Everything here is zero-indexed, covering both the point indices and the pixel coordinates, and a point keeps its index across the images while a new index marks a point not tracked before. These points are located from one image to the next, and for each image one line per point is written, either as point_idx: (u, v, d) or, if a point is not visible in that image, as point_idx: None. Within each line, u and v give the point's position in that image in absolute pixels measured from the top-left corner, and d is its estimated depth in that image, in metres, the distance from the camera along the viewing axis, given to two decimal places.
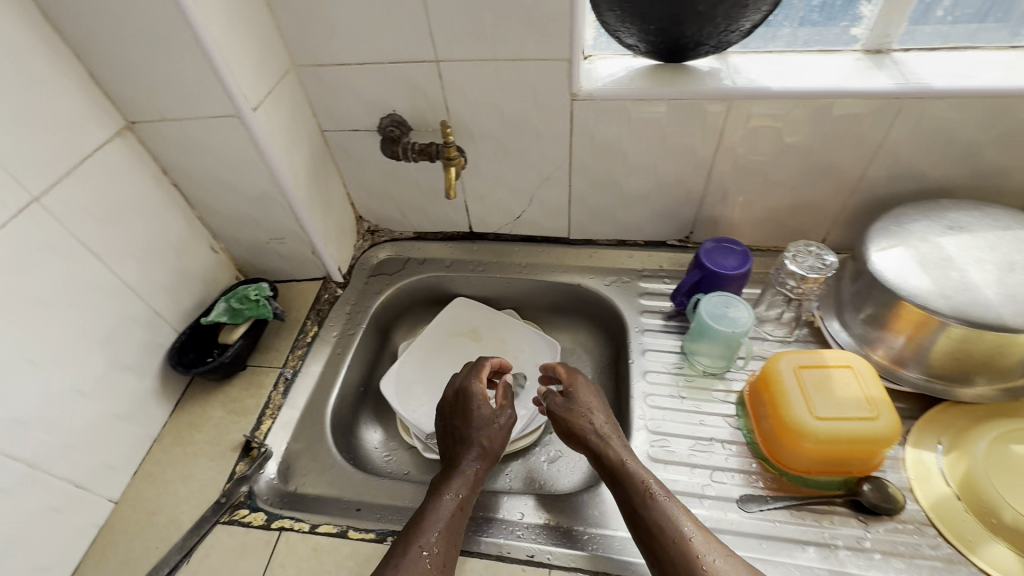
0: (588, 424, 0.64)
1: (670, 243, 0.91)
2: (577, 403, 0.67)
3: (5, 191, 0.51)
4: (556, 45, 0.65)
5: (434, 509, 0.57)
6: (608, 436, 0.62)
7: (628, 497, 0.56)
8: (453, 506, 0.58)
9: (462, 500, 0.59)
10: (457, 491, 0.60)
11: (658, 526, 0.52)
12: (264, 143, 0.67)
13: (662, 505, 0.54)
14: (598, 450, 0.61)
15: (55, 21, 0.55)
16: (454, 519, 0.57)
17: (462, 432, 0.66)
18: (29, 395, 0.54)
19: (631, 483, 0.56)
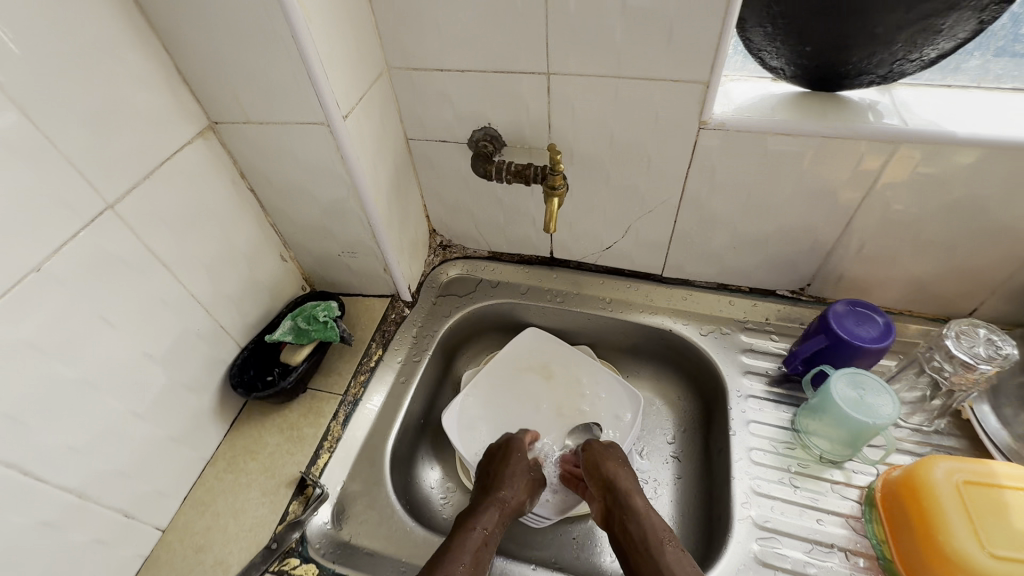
0: (617, 470, 0.66)
1: (781, 293, 0.79)
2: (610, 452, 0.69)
3: (79, 198, 0.46)
4: (694, 66, 0.56)
5: (467, 538, 0.57)
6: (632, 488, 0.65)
7: (641, 542, 0.60)
8: (484, 538, 0.58)
9: (488, 535, 0.59)
10: (489, 525, 0.60)
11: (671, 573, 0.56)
12: (350, 155, 0.60)
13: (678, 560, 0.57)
14: (625, 500, 0.63)
15: (147, 10, 0.50)
16: (480, 552, 0.57)
17: (506, 472, 0.66)
18: (85, 420, 0.49)
19: (648, 531, 0.60)
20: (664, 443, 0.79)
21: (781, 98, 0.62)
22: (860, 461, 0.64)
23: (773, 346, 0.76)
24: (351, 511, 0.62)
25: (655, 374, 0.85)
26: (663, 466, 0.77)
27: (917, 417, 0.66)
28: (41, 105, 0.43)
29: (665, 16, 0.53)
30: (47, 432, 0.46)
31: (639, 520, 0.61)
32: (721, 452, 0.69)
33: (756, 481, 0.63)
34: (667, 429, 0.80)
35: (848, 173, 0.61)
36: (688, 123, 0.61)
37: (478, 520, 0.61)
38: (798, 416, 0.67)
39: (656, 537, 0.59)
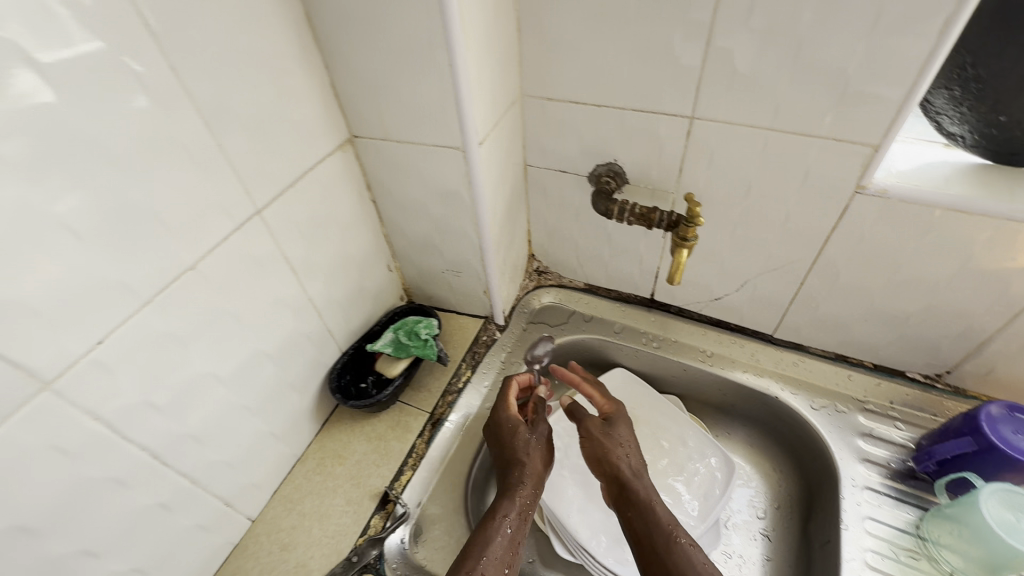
0: (624, 460, 0.60)
1: (910, 375, 0.71)
2: (612, 435, 0.63)
3: (236, 203, 0.49)
4: (865, 126, 0.51)
5: (494, 537, 0.52)
6: (639, 473, 0.59)
7: (648, 538, 0.53)
8: (514, 531, 0.53)
9: (516, 531, 0.53)
10: (515, 515, 0.54)
11: (685, 567, 0.49)
12: (478, 180, 0.60)
13: (689, 555, 0.50)
14: (630, 484, 0.57)
15: (315, 28, 0.52)
16: (509, 553, 0.51)
17: (517, 453, 0.60)
18: (208, 411, 0.51)
19: (654, 521, 0.54)
20: (753, 518, 0.73)
21: (957, 167, 0.55)
22: None
23: (898, 434, 0.68)
24: (428, 535, 0.61)
25: (749, 438, 0.79)
26: (750, 542, 0.71)
27: None
28: (219, 114, 0.45)
29: (842, 71, 0.48)
30: (178, 420, 0.48)
31: (648, 507, 0.55)
32: (826, 544, 0.63)
33: None
34: (758, 501, 0.74)
35: None
36: (842, 185, 0.56)
37: (500, 513, 0.54)
38: (925, 521, 0.60)
39: (666, 527, 0.53)
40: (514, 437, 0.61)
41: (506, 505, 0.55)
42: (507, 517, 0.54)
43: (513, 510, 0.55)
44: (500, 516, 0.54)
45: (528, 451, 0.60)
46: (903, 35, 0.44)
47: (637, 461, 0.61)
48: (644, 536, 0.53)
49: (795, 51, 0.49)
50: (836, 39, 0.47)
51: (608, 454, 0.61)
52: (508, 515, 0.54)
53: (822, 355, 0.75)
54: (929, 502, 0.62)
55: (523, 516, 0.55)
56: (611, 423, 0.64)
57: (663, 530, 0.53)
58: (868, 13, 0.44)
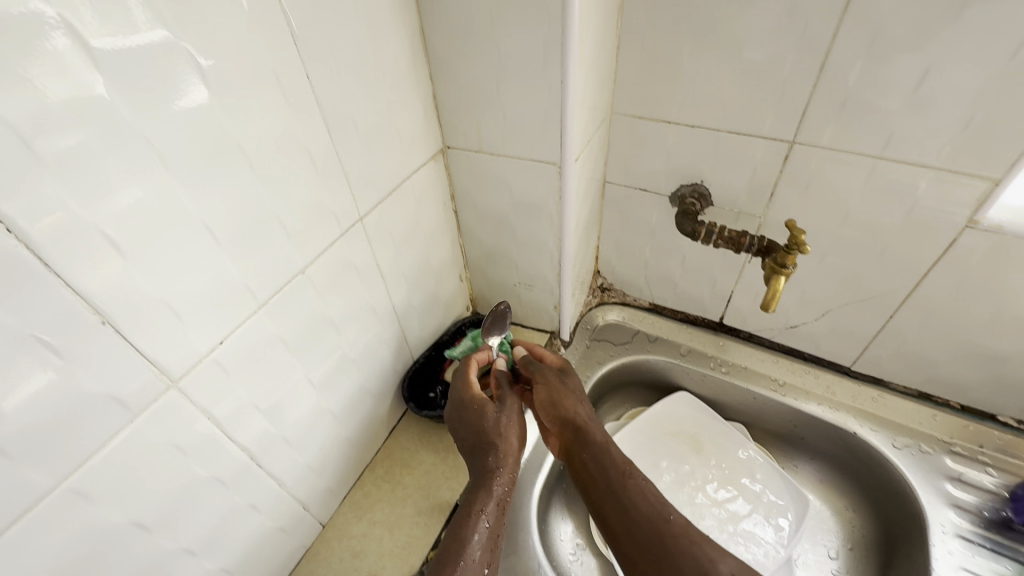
0: (577, 407, 0.58)
1: (1003, 419, 0.67)
2: (565, 388, 0.59)
3: (344, 209, 0.49)
4: (987, 159, 0.49)
5: (471, 536, 0.48)
6: (591, 421, 0.57)
7: (601, 474, 0.53)
8: (492, 526, 0.49)
9: (493, 523, 0.49)
10: (492, 507, 0.50)
11: (653, 515, 0.49)
12: (569, 196, 0.59)
13: (644, 492, 0.51)
14: (586, 435, 0.56)
15: (426, 41, 0.53)
16: (489, 551, 0.48)
17: (487, 436, 0.54)
18: (299, 414, 0.51)
19: (608, 460, 0.53)
20: (825, 558, 0.70)
21: None
22: None
23: (988, 481, 0.65)
24: None
25: (820, 473, 0.76)
26: None
27: None
28: (339, 122, 0.45)
29: (969, 101, 0.47)
30: (274, 421, 0.48)
31: (604, 453, 0.54)
32: None
33: None
34: (831, 540, 0.71)
35: None
36: (952, 218, 0.54)
37: (478, 510, 0.49)
38: None
39: (623, 471, 0.52)
40: (483, 419, 0.55)
41: (483, 502, 0.50)
42: (481, 511, 0.49)
43: (491, 501, 0.50)
44: (477, 513, 0.49)
45: (500, 429, 0.54)
46: None
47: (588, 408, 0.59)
48: (603, 483, 0.52)
49: (918, 79, 0.47)
50: (967, 69, 0.45)
51: (564, 411, 0.57)
52: (487, 511, 0.50)
53: (904, 392, 0.72)
54: (1021, 553, 0.61)
55: (500, 503, 0.51)
56: (562, 377, 0.60)
57: (620, 476, 0.52)
58: (1005, 43, 0.43)
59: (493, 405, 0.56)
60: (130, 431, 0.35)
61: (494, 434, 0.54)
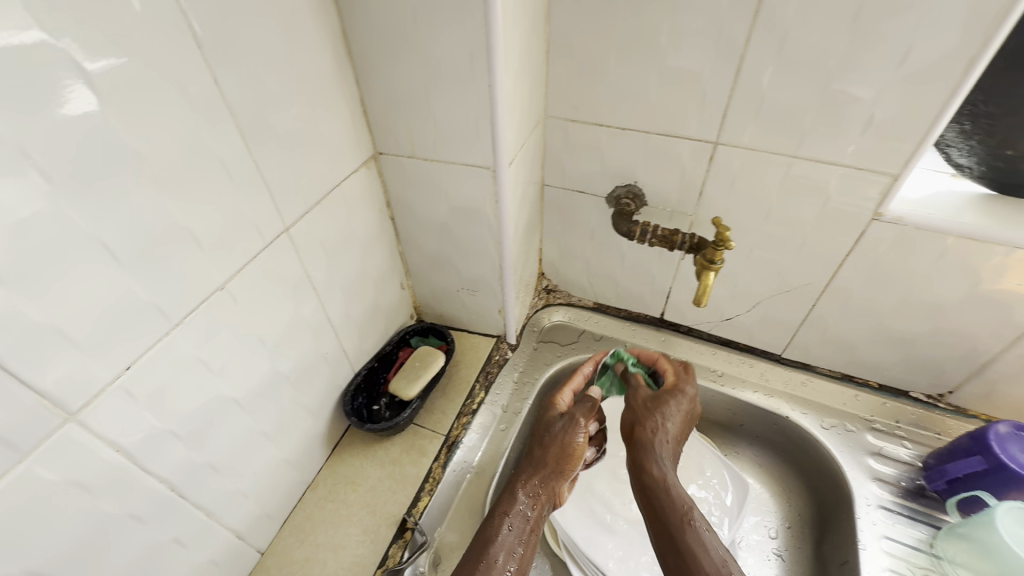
0: (656, 428, 0.59)
1: (915, 395, 0.74)
2: (648, 407, 0.61)
3: (266, 220, 0.47)
4: (886, 156, 0.53)
5: (513, 505, 0.56)
6: (665, 449, 0.57)
7: (656, 504, 0.53)
8: (532, 504, 0.57)
9: (538, 503, 0.57)
10: (535, 485, 0.58)
11: (690, 550, 0.48)
12: (506, 200, 0.59)
13: (701, 540, 0.49)
14: (651, 459, 0.56)
15: (350, 44, 0.51)
16: (529, 524, 0.55)
17: (555, 427, 0.63)
18: (227, 438, 0.48)
19: (668, 494, 0.53)
20: (766, 538, 0.73)
21: (964, 196, 0.58)
22: None
23: (904, 453, 0.70)
24: (447, 564, 0.58)
25: (759, 457, 0.79)
26: (765, 563, 0.71)
27: None
28: (255, 129, 0.43)
29: (868, 101, 0.50)
30: (198, 448, 0.45)
31: (667, 491, 0.53)
32: (844, 563, 0.64)
33: None
34: (771, 521, 0.74)
35: None
36: (861, 211, 0.58)
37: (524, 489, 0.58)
38: (940, 540, 0.61)
39: (682, 513, 0.51)
40: (557, 407, 0.66)
41: (512, 505, 0.56)
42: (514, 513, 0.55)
43: (518, 509, 0.56)
44: (504, 515, 0.55)
45: (566, 442, 0.61)
46: (928, 70, 0.46)
47: (671, 438, 0.59)
48: (661, 522, 0.52)
49: (822, 82, 0.50)
50: (864, 74, 0.49)
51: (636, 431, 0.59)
52: (519, 513, 0.55)
53: (829, 375, 0.77)
54: (939, 520, 0.64)
55: (530, 513, 0.56)
56: (659, 401, 0.62)
57: (680, 518, 0.51)
58: (893, 50, 0.46)
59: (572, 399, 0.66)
60: (23, 471, 0.32)
61: (557, 448, 0.60)
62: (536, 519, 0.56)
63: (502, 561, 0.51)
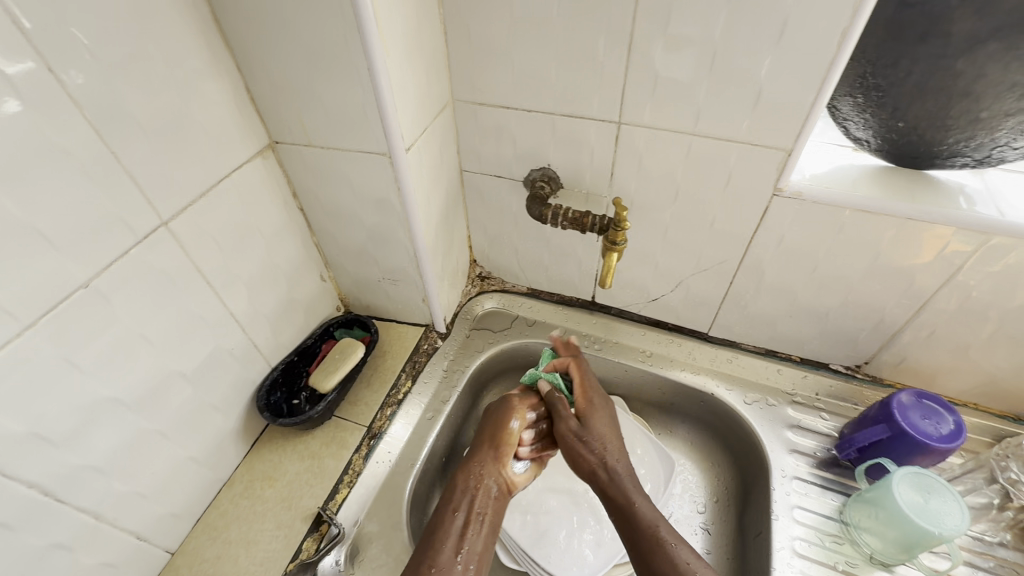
0: (602, 456, 0.60)
1: (835, 367, 0.75)
2: (585, 437, 0.62)
3: (136, 215, 0.45)
4: (777, 131, 0.53)
5: (449, 520, 0.55)
6: (616, 476, 0.58)
7: (627, 532, 0.53)
8: (466, 517, 0.56)
9: (470, 517, 0.56)
10: (466, 502, 0.57)
11: (664, 574, 0.48)
12: (407, 185, 0.58)
13: (672, 559, 0.49)
14: (608, 488, 0.57)
15: (226, 30, 0.50)
16: (467, 536, 0.54)
17: (488, 436, 0.64)
18: (111, 439, 0.47)
19: (636, 519, 0.53)
20: (693, 512, 0.74)
21: (866, 170, 0.59)
22: (913, 567, 0.59)
23: (823, 425, 0.71)
24: (365, 554, 0.58)
25: (690, 435, 0.80)
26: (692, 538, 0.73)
27: (981, 524, 0.61)
28: (112, 120, 0.42)
29: (753, 77, 0.50)
30: (75, 451, 0.44)
31: (632, 513, 0.54)
32: (759, 534, 0.65)
33: None
34: (699, 496, 0.75)
35: (933, 257, 0.57)
36: (760, 188, 0.58)
37: (455, 502, 0.57)
38: (848, 506, 0.63)
39: (653, 534, 0.51)
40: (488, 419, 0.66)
41: (461, 500, 0.58)
42: (464, 508, 0.57)
43: (460, 497, 0.58)
44: (463, 518, 0.56)
45: (502, 424, 0.64)
46: (804, 45, 0.47)
47: (617, 460, 0.60)
48: (633, 548, 0.52)
49: (709, 58, 0.50)
50: (746, 48, 0.48)
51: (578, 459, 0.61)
52: (478, 523, 0.56)
53: (754, 351, 0.78)
54: (851, 488, 0.66)
55: (475, 497, 0.58)
56: (587, 423, 0.63)
57: (650, 540, 0.51)
58: (768, 25, 0.46)
59: (497, 410, 0.66)
60: None
61: (491, 437, 0.64)
62: (479, 500, 0.58)
63: (450, 548, 0.53)
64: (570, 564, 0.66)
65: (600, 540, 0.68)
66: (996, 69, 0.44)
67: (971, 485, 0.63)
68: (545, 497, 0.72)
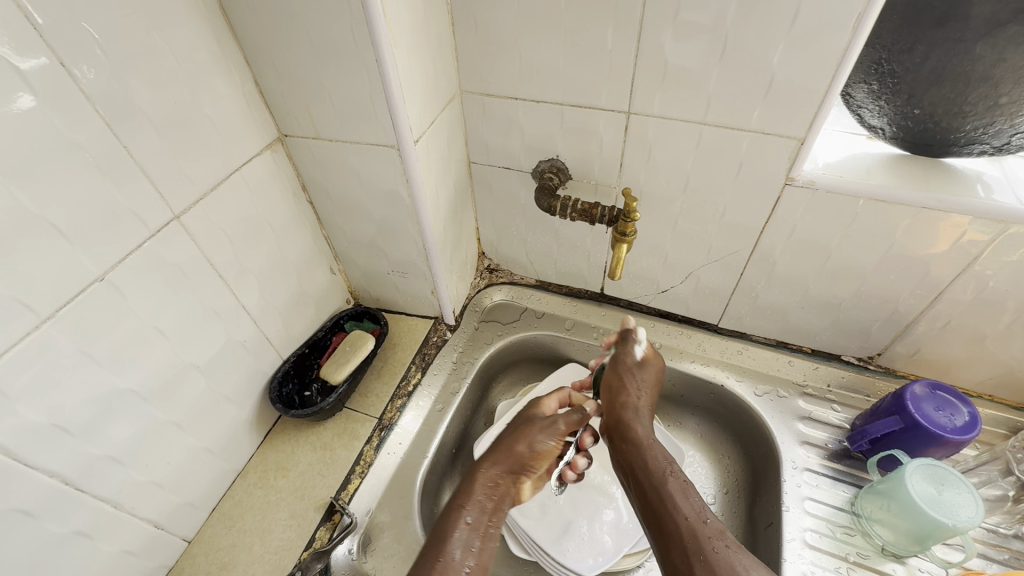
0: (632, 400, 0.65)
1: (847, 358, 0.74)
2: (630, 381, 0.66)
3: (149, 209, 0.46)
4: (790, 120, 0.52)
5: (456, 521, 0.53)
6: (639, 416, 0.63)
7: (640, 465, 0.57)
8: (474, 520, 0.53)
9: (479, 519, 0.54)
10: (475, 508, 0.55)
11: (667, 500, 0.52)
12: (416, 178, 0.58)
13: (683, 492, 0.52)
14: (628, 427, 0.62)
15: (234, 24, 0.50)
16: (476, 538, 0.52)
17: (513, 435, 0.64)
18: (127, 430, 0.48)
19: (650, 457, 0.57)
20: None
21: (880, 158, 0.58)
22: (927, 559, 0.59)
23: (835, 416, 0.70)
24: (377, 543, 0.59)
25: (701, 426, 0.80)
26: None
27: (995, 517, 0.60)
28: (124, 115, 0.42)
29: (765, 64, 0.49)
30: (93, 441, 0.45)
31: (646, 450, 0.58)
32: (769, 525, 0.65)
33: (810, 568, 0.59)
34: (709, 487, 0.76)
35: (949, 247, 0.56)
36: (772, 177, 0.57)
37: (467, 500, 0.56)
38: (859, 498, 0.62)
39: (660, 468, 0.56)
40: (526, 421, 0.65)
41: (471, 507, 0.55)
42: (474, 516, 0.54)
43: (475, 498, 0.56)
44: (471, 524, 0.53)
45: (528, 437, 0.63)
46: (817, 31, 0.46)
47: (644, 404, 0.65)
48: (642, 477, 0.56)
49: (721, 45, 0.49)
50: (758, 34, 0.48)
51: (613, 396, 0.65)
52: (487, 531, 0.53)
53: (765, 342, 0.77)
54: (863, 480, 0.65)
55: (486, 507, 0.56)
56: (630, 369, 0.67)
57: (653, 474, 0.55)
58: (780, 11, 0.46)
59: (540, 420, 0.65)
60: None
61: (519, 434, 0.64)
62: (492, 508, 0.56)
63: (459, 558, 0.49)
64: (587, 553, 0.66)
65: (616, 524, 0.68)
66: (1016, 52, 0.43)
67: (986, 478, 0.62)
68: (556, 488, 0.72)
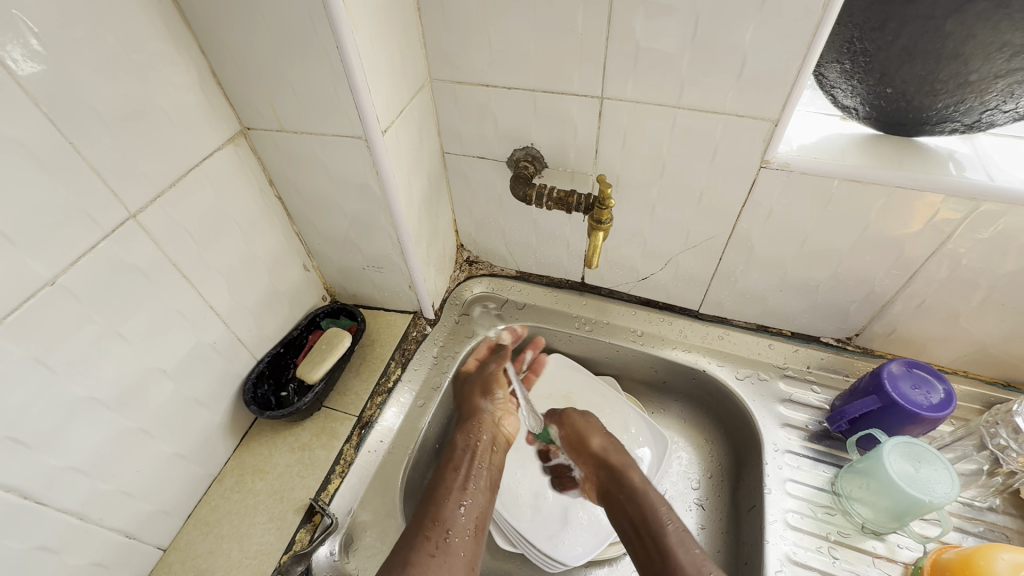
0: (614, 449, 0.66)
1: (825, 340, 0.75)
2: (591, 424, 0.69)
3: (101, 209, 0.44)
4: (764, 102, 0.51)
5: (449, 508, 0.56)
6: (626, 463, 0.64)
7: (636, 516, 0.58)
8: (466, 505, 0.57)
9: (471, 504, 0.57)
10: (464, 491, 0.58)
11: (668, 553, 0.53)
12: (386, 170, 0.57)
13: (683, 545, 0.53)
14: (619, 474, 0.63)
15: (186, 12, 0.47)
16: (466, 527, 0.55)
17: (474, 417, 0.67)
18: (90, 439, 0.46)
19: (645, 505, 0.58)
20: (687, 489, 0.75)
21: (854, 139, 0.57)
22: (905, 535, 0.60)
23: (815, 398, 0.71)
24: (360, 543, 0.58)
25: (684, 412, 0.80)
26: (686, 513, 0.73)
27: (971, 491, 0.62)
28: (68, 111, 0.40)
29: (738, 45, 0.48)
30: (51, 452, 0.43)
31: (640, 496, 0.60)
32: (752, 508, 0.65)
33: (792, 549, 0.59)
34: (693, 472, 0.76)
35: (923, 226, 0.56)
36: (748, 160, 0.57)
37: (450, 484, 0.59)
38: (839, 477, 0.63)
39: (652, 513, 0.57)
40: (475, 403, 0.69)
41: (461, 459, 0.62)
42: (465, 467, 0.61)
43: (459, 483, 0.59)
44: (463, 473, 0.60)
45: (488, 389, 0.71)
46: (789, 11, 0.45)
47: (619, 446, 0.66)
48: (642, 523, 0.57)
49: (693, 26, 0.48)
50: (729, 13, 0.47)
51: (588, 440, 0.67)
52: (478, 475, 0.61)
53: (745, 326, 0.77)
54: (843, 459, 0.66)
55: (476, 451, 0.63)
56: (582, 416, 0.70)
57: (647, 521, 0.57)
58: None
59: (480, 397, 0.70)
60: None
61: (484, 384, 0.71)
62: (475, 481, 0.60)
63: (455, 502, 0.57)
64: (577, 543, 0.66)
65: None
66: (986, 29, 0.42)
67: (961, 453, 0.63)
68: (542, 481, 0.72)
